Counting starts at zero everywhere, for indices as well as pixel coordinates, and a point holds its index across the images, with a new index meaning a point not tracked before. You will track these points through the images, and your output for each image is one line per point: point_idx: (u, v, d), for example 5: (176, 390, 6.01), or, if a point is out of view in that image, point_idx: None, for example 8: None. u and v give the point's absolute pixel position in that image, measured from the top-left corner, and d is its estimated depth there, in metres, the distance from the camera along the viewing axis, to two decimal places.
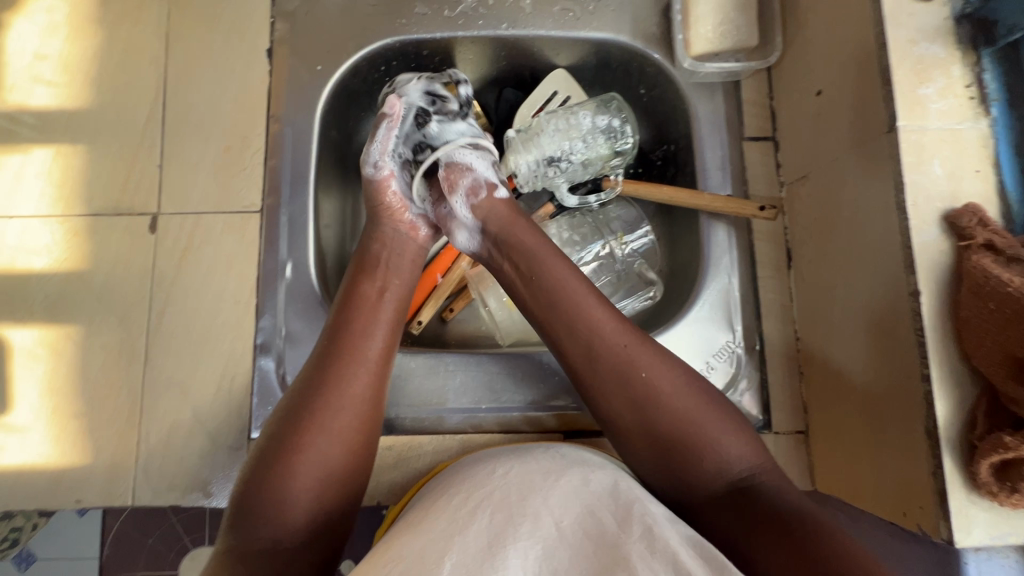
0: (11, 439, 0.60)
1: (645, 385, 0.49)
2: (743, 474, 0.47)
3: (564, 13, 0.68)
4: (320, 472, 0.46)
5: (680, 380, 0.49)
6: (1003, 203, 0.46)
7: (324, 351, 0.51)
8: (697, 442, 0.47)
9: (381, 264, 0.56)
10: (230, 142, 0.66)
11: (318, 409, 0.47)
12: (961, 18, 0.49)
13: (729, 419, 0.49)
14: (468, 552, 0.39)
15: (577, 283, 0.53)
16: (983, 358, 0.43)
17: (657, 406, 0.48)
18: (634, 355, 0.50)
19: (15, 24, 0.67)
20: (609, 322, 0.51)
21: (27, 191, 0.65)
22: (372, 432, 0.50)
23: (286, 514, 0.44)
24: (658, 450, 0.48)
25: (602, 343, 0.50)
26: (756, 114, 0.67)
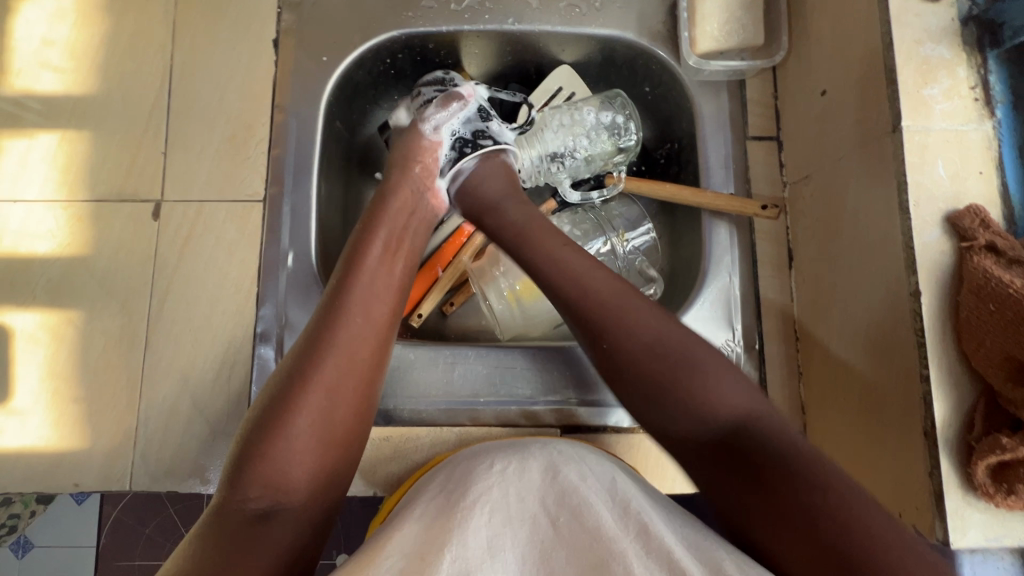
0: (10, 422, 0.60)
1: (630, 331, 0.50)
2: (739, 416, 0.46)
3: (571, 9, 0.68)
4: (316, 432, 0.45)
5: (664, 328, 0.50)
6: (1005, 205, 0.46)
7: (324, 309, 0.50)
8: (688, 383, 0.47)
9: (393, 227, 0.56)
10: (234, 131, 0.66)
11: (316, 365, 0.47)
12: (968, 19, 0.49)
13: (719, 362, 0.49)
14: (467, 545, 0.40)
15: (573, 251, 0.55)
16: (983, 359, 0.43)
17: (643, 348, 0.49)
18: (620, 303, 0.51)
19: (23, 10, 0.68)
20: (597, 276, 0.53)
21: (31, 176, 0.65)
22: (368, 391, 0.49)
23: (280, 476, 0.44)
24: (653, 399, 0.48)
25: (593, 294, 0.52)
26: (760, 114, 0.67)
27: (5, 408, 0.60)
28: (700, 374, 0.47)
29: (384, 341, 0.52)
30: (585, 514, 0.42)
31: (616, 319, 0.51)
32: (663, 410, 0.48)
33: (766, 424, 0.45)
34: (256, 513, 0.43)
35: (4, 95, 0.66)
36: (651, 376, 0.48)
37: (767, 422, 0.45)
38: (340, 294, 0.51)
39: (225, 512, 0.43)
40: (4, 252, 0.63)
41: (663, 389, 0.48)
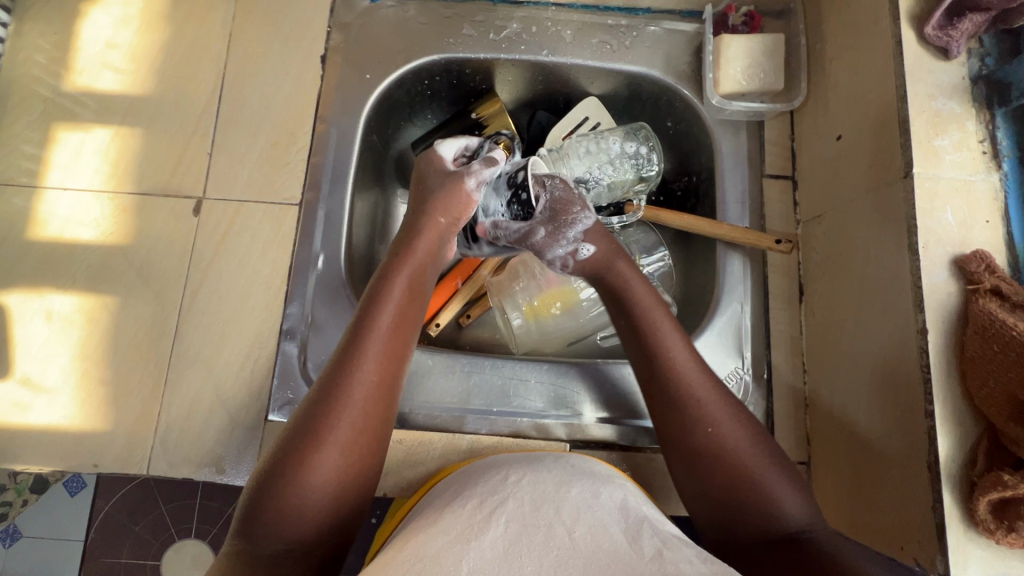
0: (38, 399, 0.62)
1: (711, 426, 0.51)
2: (793, 529, 0.46)
3: (602, 45, 0.72)
4: (334, 477, 0.47)
5: (746, 434, 0.51)
6: (1010, 253, 0.49)
7: (343, 358, 0.51)
8: (757, 500, 0.48)
9: (411, 274, 0.57)
10: (278, 137, 0.70)
11: (331, 424, 0.48)
12: (977, 79, 0.53)
13: (790, 474, 0.50)
14: (484, 556, 0.40)
15: (668, 326, 0.57)
16: (985, 398, 0.45)
17: (723, 451, 0.51)
18: (706, 399, 0.53)
19: (93, 14, 0.73)
20: (693, 369, 0.54)
21: (83, 166, 0.69)
22: (376, 441, 0.50)
23: (300, 510, 0.45)
24: (721, 483, 0.50)
25: (685, 383, 0.53)
26: (777, 154, 0.70)
27: (36, 385, 0.63)
28: (769, 484, 0.49)
29: (396, 389, 0.53)
30: (599, 531, 0.43)
31: (697, 414, 0.52)
32: (727, 503, 0.49)
33: (819, 536, 0.46)
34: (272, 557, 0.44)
35: (66, 91, 0.71)
36: (719, 481, 0.50)
37: (817, 531, 0.46)
38: (358, 345, 0.52)
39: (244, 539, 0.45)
40: (50, 236, 0.67)
41: (731, 487, 0.49)
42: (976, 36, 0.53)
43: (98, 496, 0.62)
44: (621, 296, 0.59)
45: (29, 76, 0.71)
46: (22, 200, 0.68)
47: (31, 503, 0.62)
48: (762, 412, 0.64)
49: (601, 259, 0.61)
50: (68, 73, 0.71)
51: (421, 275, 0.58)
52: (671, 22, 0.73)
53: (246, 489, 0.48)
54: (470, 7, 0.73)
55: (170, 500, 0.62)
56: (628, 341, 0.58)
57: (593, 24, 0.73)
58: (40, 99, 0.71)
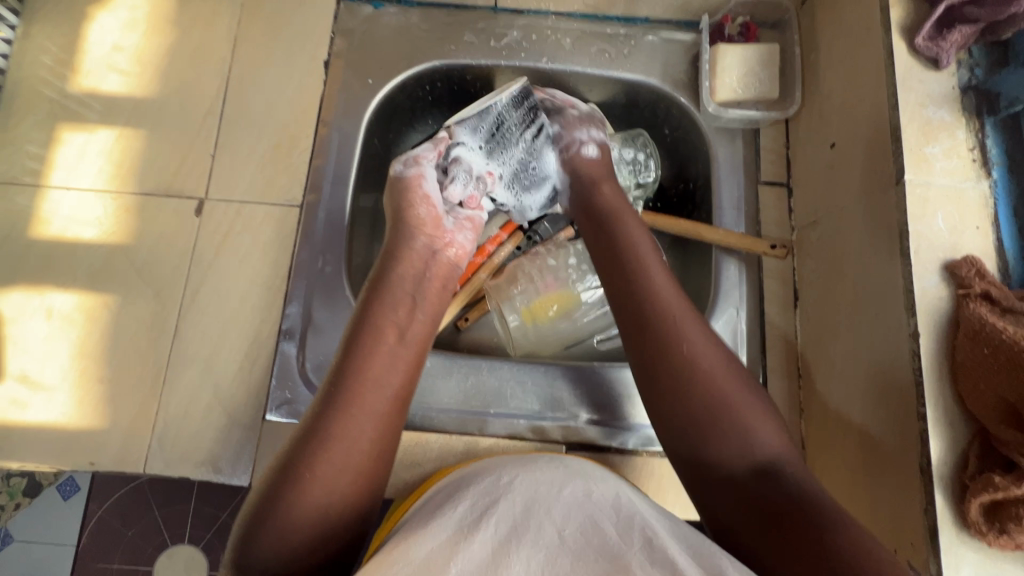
0: (36, 397, 0.62)
1: (686, 361, 0.50)
2: (768, 461, 0.46)
3: (601, 54, 0.74)
4: (326, 502, 0.46)
5: (718, 362, 0.50)
6: (1000, 259, 0.50)
7: (334, 389, 0.51)
8: (727, 423, 0.47)
9: (403, 302, 0.57)
10: (281, 140, 0.71)
11: (319, 459, 0.47)
12: (967, 89, 0.54)
13: (762, 404, 0.49)
14: (473, 560, 0.40)
15: (650, 252, 0.58)
16: (977, 401, 0.45)
17: (693, 386, 0.49)
18: (682, 319, 0.52)
19: (100, 18, 0.74)
20: (664, 284, 0.55)
21: (87, 166, 0.69)
22: (378, 470, 0.49)
23: (289, 536, 0.45)
24: (689, 409, 0.49)
25: (662, 311, 0.53)
26: (773, 161, 0.71)
27: (34, 382, 0.63)
28: (744, 413, 0.48)
29: (393, 423, 0.51)
30: (589, 528, 0.43)
31: (672, 336, 0.51)
32: (704, 425, 0.48)
33: (786, 470, 0.46)
34: None
35: (72, 92, 0.72)
36: (678, 402, 0.49)
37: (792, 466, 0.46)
38: (350, 376, 0.51)
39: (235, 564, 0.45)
40: (52, 235, 0.67)
41: (693, 402, 0.49)
42: (965, 47, 0.54)
43: (91, 501, 0.66)
44: (615, 261, 0.58)
45: (35, 78, 0.72)
46: (25, 199, 0.68)
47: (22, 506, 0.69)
48: None
49: (615, 202, 0.63)
50: (74, 75, 0.72)
51: (412, 303, 0.58)
52: (669, 31, 0.74)
53: (238, 520, 0.48)
54: (472, 15, 0.75)
55: (166, 504, 0.66)
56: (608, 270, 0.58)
57: (592, 33, 0.74)
58: (45, 100, 0.71)
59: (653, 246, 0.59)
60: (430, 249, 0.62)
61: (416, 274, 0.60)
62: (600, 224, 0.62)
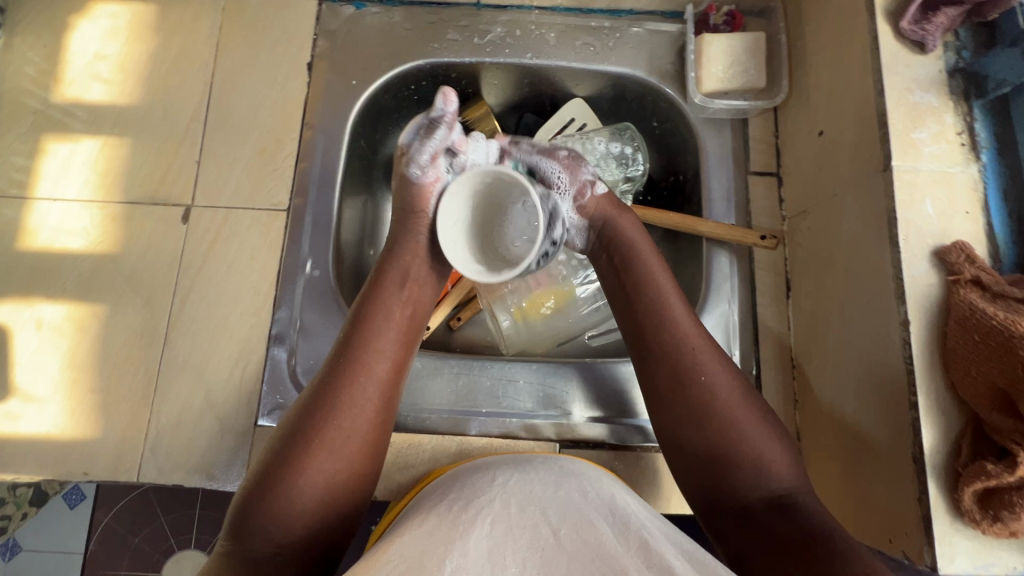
0: (29, 409, 0.63)
1: (714, 402, 0.51)
2: (780, 492, 0.48)
3: (586, 47, 0.73)
4: (333, 472, 0.47)
5: (745, 406, 0.51)
6: (991, 244, 0.49)
7: (338, 364, 0.51)
8: (754, 468, 0.49)
9: (404, 279, 0.57)
10: (266, 144, 0.71)
11: (325, 431, 0.48)
12: (955, 71, 0.53)
13: (786, 441, 0.51)
14: (470, 556, 0.40)
15: (674, 298, 0.56)
16: (969, 388, 0.45)
17: (727, 433, 0.50)
18: (721, 375, 0.52)
19: (81, 27, 0.73)
20: (696, 334, 0.54)
21: (73, 176, 0.69)
22: (379, 449, 0.51)
23: (296, 505, 0.46)
24: (726, 447, 0.50)
25: (693, 356, 0.53)
26: (762, 151, 0.70)
27: (26, 395, 0.63)
28: (761, 453, 0.49)
29: (393, 402, 0.52)
30: (584, 528, 0.43)
31: (700, 386, 0.52)
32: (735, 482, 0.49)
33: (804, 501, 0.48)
34: (266, 555, 0.44)
35: (56, 102, 0.71)
36: (697, 433, 0.51)
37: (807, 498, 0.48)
38: (354, 352, 0.52)
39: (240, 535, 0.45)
40: (39, 246, 0.67)
41: (715, 457, 0.50)
42: (951, 29, 0.54)
43: (97, 509, 0.76)
44: (641, 284, 0.57)
45: (20, 89, 0.72)
46: (13, 210, 0.68)
47: (30, 515, 0.77)
48: None
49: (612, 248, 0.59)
50: (57, 85, 0.72)
51: (413, 288, 0.58)
52: (654, 23, 0.73)
53: (239, 488, 0.48)
54: (455, 12, 0.74)
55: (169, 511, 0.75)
56: (627, 309, 0.57)
57: (577, 26, 0.73)
58: (29, 111, 0.71)
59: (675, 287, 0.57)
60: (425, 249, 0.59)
61: (418, 258, 0.59)
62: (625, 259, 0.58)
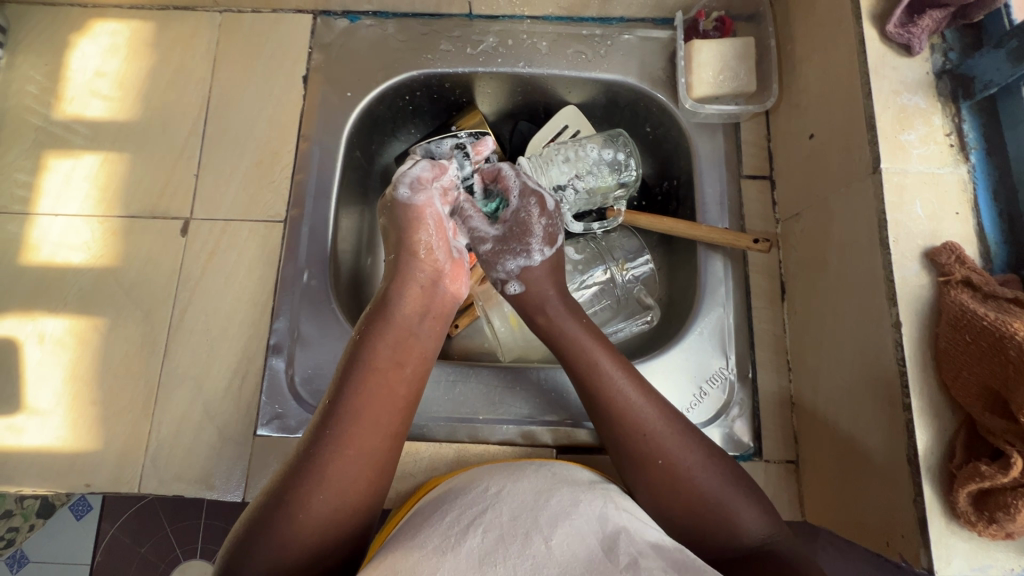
0: (32, 422, 0.63)
1: (662, 465, 0.51)
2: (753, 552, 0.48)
3: (578, 55, 0.74)
4: (331, 511, 0.47)
5: (698, 460, 0.51)
6: (981, 244, 0.49)
7: (328, 425, 0.50)
8: (716, 518, 0.49)
9: (402, 335, 0.56)
10: (262, 157, 0.71)
11: (313, 488, 0.47)
12: (942, 73, 0.53)
13: (749, 493, 0.50)
14: (460, 566, 0.41)
15: (605, 360, 0.55)
16: (961, 389, 0.45)
17: (683, 492, 0.50)
18: (659, 430, 0.52)
19: (81, 45, 0.75)
20: (628, 396, 0.53)
21: (74, 191, 0.70)
22: (372, 503, 0.50)
23: (297, 540, 0.46)
24: (662, 495, 0.50)
25: (630, 418, 0.52)
26: (754, 155, 0.70)
27: (29, 408, 0.64)
28: (736, 529, 0.49)
29: (388, 461, 0.52)
30: (576, 540, 0.43)
31: (647, 448, 0.51)
32: (693, 529, 0.50)
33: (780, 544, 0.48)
34: None
35: (57, 119, 0.73)
36: (657, 500, 0.51)
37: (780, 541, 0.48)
38: (347, 415, 0.50)
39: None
40: (42, 261, 0.68)
41: (679, 511, 0.50)
42: (938, 31, 0.54)
43: (104, 520, 0.77)
44: (572, 355, 0.57)
45: (22, 107, 0.73)
46: (16, 226, 0.69)
47: (37, 527, 0.79)
48: (749, 411, 0.64)
49: (531, 296, 0.60)
50: (59, 102, 0.73)
51: (409, 344, 0.56)
52: (645, 30, 0.74)
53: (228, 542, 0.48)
54: (448, 23, 0.75)
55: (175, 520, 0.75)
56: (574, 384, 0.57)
57: (568, 35, 0.74)
58: (31, 128, 0.72)
59: (607, 347, 0.57)
60: (433, 283, 0.59)
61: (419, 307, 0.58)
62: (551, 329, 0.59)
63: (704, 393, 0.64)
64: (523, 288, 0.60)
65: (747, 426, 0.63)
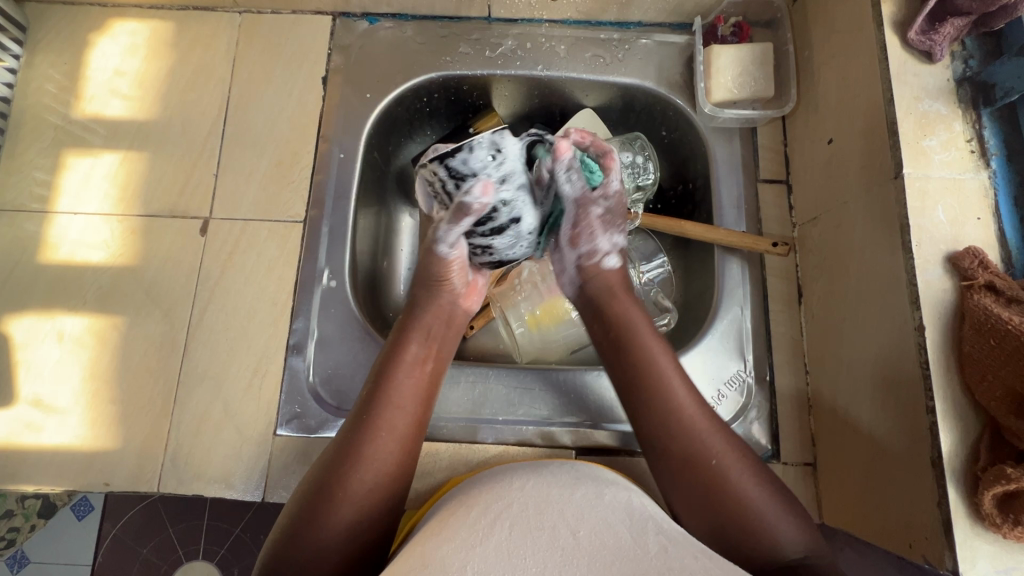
0: (50, 420, 0.63)
1: (712, 467, 0.51)
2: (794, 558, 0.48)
3: (596, 59, 0.74)
4: (369, 492, 0.50)
5: (743, 464, 0.52)
6: (1003, 249, 0.50)
7: (361, 414, 0.53)
8: (752, 522, 0.49)
9: (428, 333, 0.59)
10: (282, 157, 0.72)
11: (349, 474, 0.49)
12: (962, 80, 0.54)
13: (786, 502, 0.51)
14: (488, 562, 0.40)
15: (665, 359, 0.56)
16: (985, 392, 0.45)
17: (729, 492, 0.50)
18: (706, 433, 0.53)
19: (100, 44, 0.75)
20: (685, 398, 0.54)
21: (93, 190, 0.70)
22: (401, 490, 0.52)
23: (335, 521, 0.48)
24: (702, 496, 0.51)
25: (684, 418, 0.53)
26: (771, 159, 0.71)
27: (48, 406, 0.64)
28: (769, 528, 0.49)
29: (414, 447, 0.54)
30: (604, 531, 0.43)
31: (699, 448, 0.52)
32: (729, 531, 0.50)
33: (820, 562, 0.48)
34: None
35: (76, 118, 0.73)
36: (699, 498, 0.51)
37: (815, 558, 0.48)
38: (377, 403, 0.53)
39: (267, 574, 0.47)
40: (61, 259, 0.68)
41: (719, 513, 0.50)
42: (958, 39, 0.55)
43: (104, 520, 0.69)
44: (629, 351, 0.57)
45: (40, 105, 0.73)
46: (34, 224, 0.69)
47: (36, 527, 0.71)
48: (766, 414, 0.64)
49: (612, 281, 0.61)
50: (78, 101, 0.73)
51: (434, 342, 0.59)
52: (662, 35, 0.75)
53: (269, 535, 0.49)
54: (467, 26, 0.76)
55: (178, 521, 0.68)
56: (624, 381, 0.57)
57: (586, 39, 0.75)
58: (50, 126, 0.73)
59: (665, 347, 0.58)
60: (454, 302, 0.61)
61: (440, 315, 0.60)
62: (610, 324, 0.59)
63: (722, 396, 0.64)
64: (618, 261, 0.62)
65: (764, 428, 0.64)
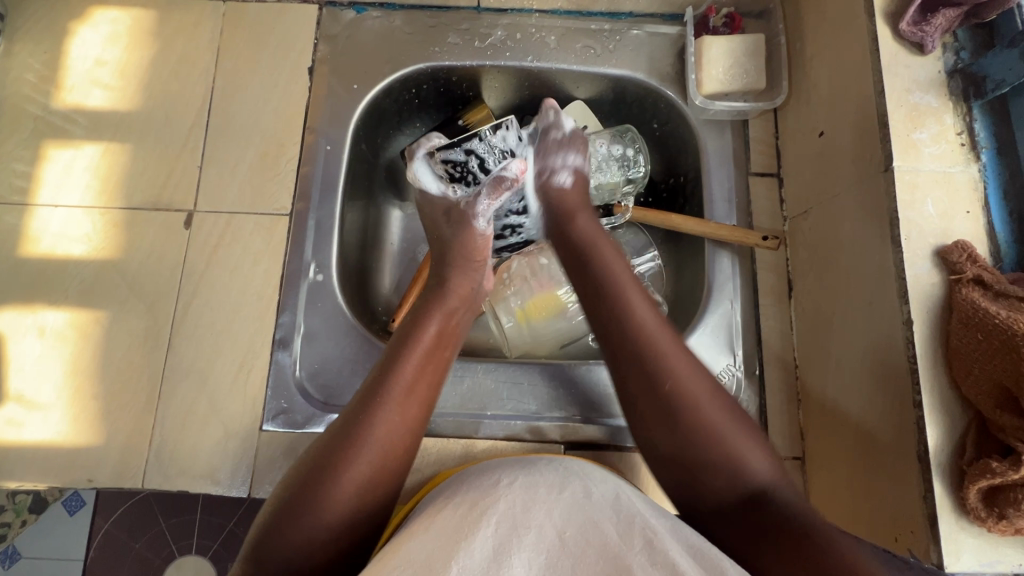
0: (32, 415, 0.62)
1: (673, 390, 0.50)
2: (757, 490, 0.47)
3: (587, 50, 0.73)
4: (372, 472, 0.48)
5: (706, 389, 0.51)
6: (992, 243, 0.49)
7: (373, 387, 0.52)
8: (719, 447, 0.48)
9: (448, 313, 0.59)
10: (268, 149, 0.71)
11: (354, 449, 0.48)
12: (954, 72, 0.53)
13: (755, 434, 0.50)
14: (474, 561, 0.40)
15: (628, 278, 0.57)
16: (972, 386, 0.45)
17: (693, 412, 0.49)
18: (672, 356, 0.52)
19: (81, 33, 0.73)
20: (648, 317, 0.54)
21: (74, 182, 0.69)
22: (402, 470, 0.50)
23: (334, 501, 0.46)
24: (666, 419, 0.50)
25: (645, 341, 0.52)
26: (762, 152, 0.71)
27: (30, 402, 0.63)
28: (737, 453, 0.48)
29: (421, 429, 0.52)
30: (590, 530, 0.43)
31: (659, 369, 0.51)
32: (690, 455, 0.49)
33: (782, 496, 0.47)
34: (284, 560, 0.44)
35: (57, 108, 0.71)
36: (660, 421, 0.50)
37: (783, 496, 0.47)
38: (386, 379, 0.52)
39: (257, 556, 0.45)
40: (42, 253, 0.67)
41: (688, 434, 0.49)
42: (950, 31, 0.54)
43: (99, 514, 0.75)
44: (591, 266, 0.58)
45: (20, 95, 0.72)
46: (15, 216, 0.68)
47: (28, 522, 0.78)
48: (756, 408, 0.64)
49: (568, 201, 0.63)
50: (58, 91, 0.72)
51: (451, 324, 0.58)
52: (654, 25, 0.74)
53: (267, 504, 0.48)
54: (456, 16, 0.74)
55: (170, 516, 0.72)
56: (588, 298, 0.57)
57: (577, 29, 0.74)
58: (30, 117, 0.71)
59: (629, 270, 0.58)
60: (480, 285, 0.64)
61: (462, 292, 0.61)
62: (569, 234, 0.60)
63: None
64: (574, 179, 0.64)
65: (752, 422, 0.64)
